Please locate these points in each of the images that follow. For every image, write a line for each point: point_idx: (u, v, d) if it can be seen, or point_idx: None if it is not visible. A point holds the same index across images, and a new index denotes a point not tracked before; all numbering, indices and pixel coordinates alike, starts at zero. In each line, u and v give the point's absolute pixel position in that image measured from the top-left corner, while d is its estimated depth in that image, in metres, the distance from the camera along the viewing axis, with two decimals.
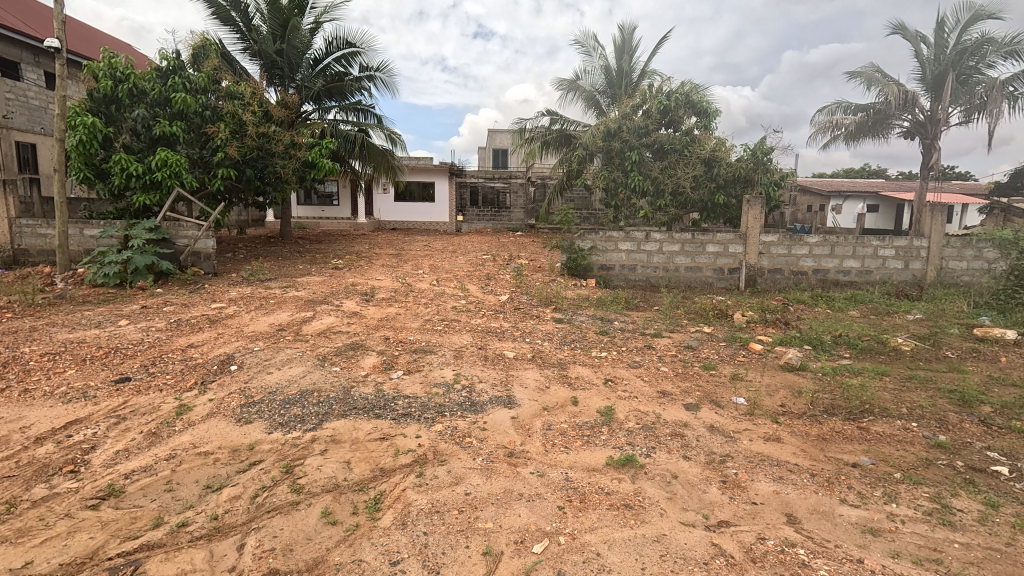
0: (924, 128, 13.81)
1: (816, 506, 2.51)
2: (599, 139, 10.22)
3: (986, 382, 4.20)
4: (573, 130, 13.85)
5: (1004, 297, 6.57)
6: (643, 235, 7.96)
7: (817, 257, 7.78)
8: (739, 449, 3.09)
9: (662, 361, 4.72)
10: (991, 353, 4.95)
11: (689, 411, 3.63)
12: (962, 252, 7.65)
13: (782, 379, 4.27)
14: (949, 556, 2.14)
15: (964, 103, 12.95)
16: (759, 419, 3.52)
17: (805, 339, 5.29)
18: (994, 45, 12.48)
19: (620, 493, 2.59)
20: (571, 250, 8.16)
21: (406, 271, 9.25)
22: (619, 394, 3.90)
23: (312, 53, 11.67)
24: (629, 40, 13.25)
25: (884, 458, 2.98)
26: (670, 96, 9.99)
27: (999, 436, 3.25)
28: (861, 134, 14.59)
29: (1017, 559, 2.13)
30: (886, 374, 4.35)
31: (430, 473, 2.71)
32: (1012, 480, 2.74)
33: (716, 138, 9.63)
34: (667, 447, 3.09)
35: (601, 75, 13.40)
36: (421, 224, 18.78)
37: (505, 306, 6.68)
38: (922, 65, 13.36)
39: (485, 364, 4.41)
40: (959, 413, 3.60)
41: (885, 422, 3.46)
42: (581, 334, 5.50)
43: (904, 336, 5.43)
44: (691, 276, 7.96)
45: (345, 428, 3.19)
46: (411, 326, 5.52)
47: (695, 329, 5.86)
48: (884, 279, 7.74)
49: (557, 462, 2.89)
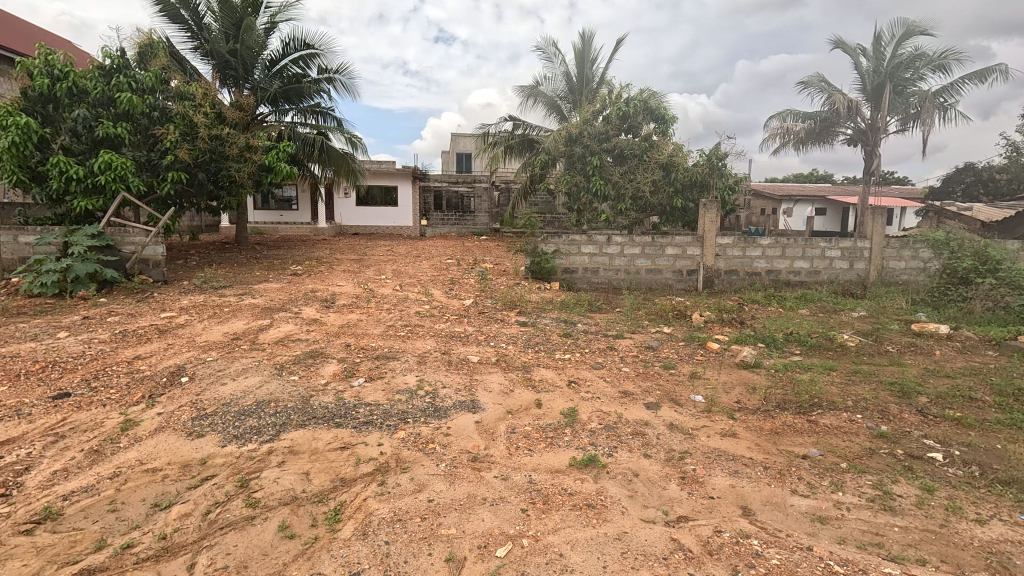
0: (865, 136, 14.56)
1: (769, 497, 2.61)
2: (562, 143, 10.39)
3: (923, 374, 4.48)
4: (535, 135, 13.97)
5: (938, 294, 7.03)
6: (605, 238, 8.09)
7: (770, 258, 8.11)
8: (697, 445, 3.18)
9: (624, 362, 4.81)
10: (927, 347, 5.29)
11: (650, 410, 3.72)
12: (901, 252, 8.13)
13: (738, 376, 4.43)
14: (889, 540, 2.27)
15: (900, 113, 13.81)
16: (716, 415, 3.63)
17: (759, 337, 5.49)
18: (926, 59, 13.31)
19: (583, 493, 2.62)
20: (535, 254, 8.21)
21: (369, 276, 9.10)
22: (583, 395, 3.96)
23: (267, 54, 11.37)
24: (589, 48, 13.39)
25: (832, 449, 3.13)
26: (629, 103, 10.20)
27: (934, 425, 3.47)
28: (810, 141, 15.27)
29: (950, 538, 2.27)
30: (833, 369, 4.56)
31: (392, 481, 2.68)
32: (945, 465, 2.94)
33: (674, 144, 9.91)
34: (628, 446, 3.15)
35: (562, 81, 13.59)
36: (385, 228, 18.54)
37: (469, 310, 6.68)
38: (862, 76, 14.08)
39: (449, 369, 4.37)
40: (899, 403, 3.82)
41: (833, 414, 3.63)
42: (544, 336, 5.54)
43: (850, 333, 5.71)
44: (651, 278, 8.15)
45: (304, 438, 3.11)
46: (373, 332, 5.43)
47: (655, 329, 6.01)
48: (832, 278, 8.15)
49: (520, 465, 2.90)
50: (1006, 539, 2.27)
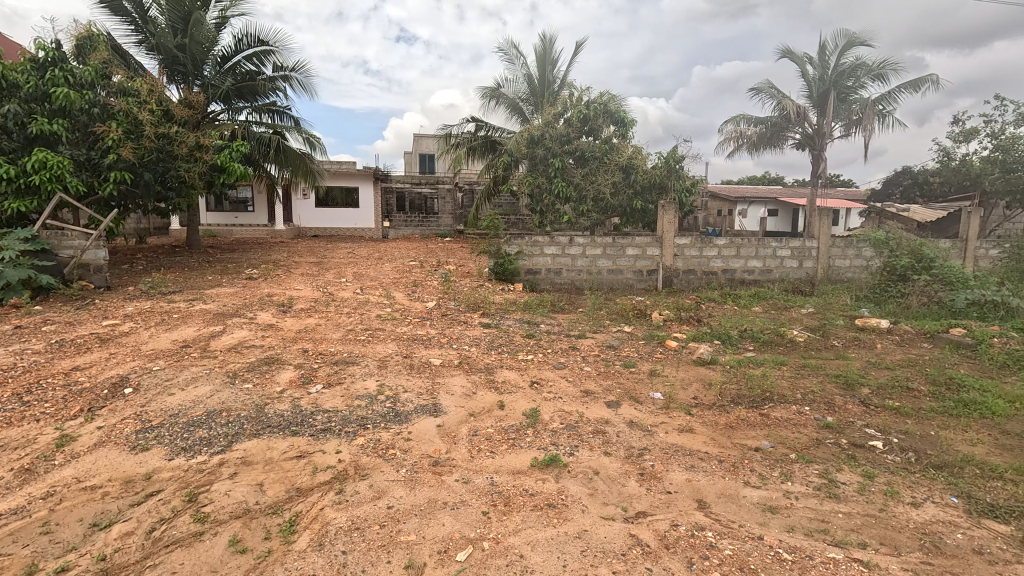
0: (812, 140, 15.25)
1: (723, 490, 2.70)
2: (524, 145, 10.44)
3: (866, 366, 4.73)
4: (497, 137, 13.98)
5: (879, 290, 7.44)
6: (567, 239, 8.18)
7: (726, 258, 8.39)
8: (656, 441, 3.26)
9: (585, 361, 4.87)
10: (869, 341, 5.58)
11: (610, 408, 3.78)
12: (846, 251, 8.55)
13: (695, 372, 4.56)
14: (834, 526, 2.38)
15: (843, 119, 14.53)
16: (674, 412, 3.73)
17: (715, 334, 5.67)
18: (866, 68, 14.05)
19: (544, 493, 2.64)
20: (498, 255, 8.21)
21: (328, 279, 8.89)
22: (545, 395, 3.98)
23: (219, 50, 10.95)
24: (549, 50, 13.51)
25: (782, 441, 3.25)
26: (589, 106, 10.35)
27: (875, 415, 3.66)
28: (762, 145, 15.88)
29: (888, 522, 2.41)
30: (784, 363, 4.76)
31: (351, 489, 2.62)
32: (885, 452, 3.11)
33: (633, 146, 10.12)
34: (589, 444, 3.19)
35: (524, 83, 13.65)
36: (346, 230, 18.17)
37: (432, 312, 6.61)
38: (809, 83, 14.74)
39: (411, 373, 4.32)
40: (843, 395, 4.02)
41: (783, 407, 3.79)
42: (507, 338, 5.55)
43: (799, 328, 5.97)
44: (613, 278, 8.29)
45: (258, 448, 3.00)
46: (332, 336, 5.30)
47: (616, 329, 6.11)
48: (783, 277, 8.50)
49: (482, 468, 2.89)
50: (938, 520, 2.42)
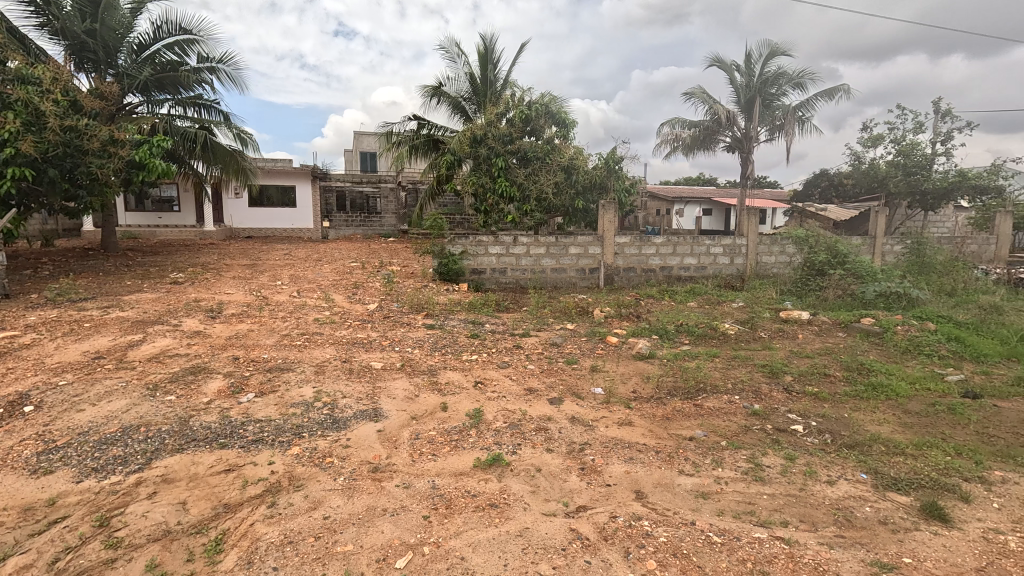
0: (741, 144, 16.13)
1: (659, 479, 2.79)
2: (467, 145, 10.40)
3: (789, 355, 5.06)
4: (440, 136, 13.83)
5: (801, 284, 7.98)
6: (511, 238, 8.21)
7: (663, 256, 8.72)
8: (596, 436, 3.33)
9: (529, 359, 4.91)
10: (792, 331, 5.98)
11: (553, 405, 3.83)
12: (772, 248, 9.11)
13: (634, 367, 4.70)
14: (759, 507, 2.52)
15: (768, 124, 15.47)
16: (614, 406, 3.83)
17: (653, 329, 5.88)
18: (788, 76, 15.01)
19: (487, 493, 2.63)
20: (442, 255, 8.12)
21: (262, 282, 8.47)
22: (488, 395, 3.98)
23: (135, 37, 10.16)
24: (491, 50, 13.50)
25: (713, 429, 3.42)
26: (531, 107, 10.43)
27: (796, 400, 3.92)
28: (695, 147, 16.62)
29: (807, 500, 2.58)
30: (716, 355, 5.01)
31: (284, 501, 2.50)
32: (805, 435, 3.33)
33: (574, 147, 10.31)
34: (532, 442, 3.22)
35: (466, 82, 13.58)
36: (282, 231, 17.41)
37: (374, 314, 6.44)
38: (737, 89, 15.57)
39: (350, 378, 4.18)
40: (769, 383, 4.28)
41: (715, 397, 3.98)
42: (451, 338, 5.50)
43: (730, 322, 6.30)
44: (557, 276, 8.41)
45: (181, 464, 2.81)
46: (266, 342, 5.05)
47: (560, 326, 6.20)
48: (716, 273, 8.94)
49: (423, 471, 2.84)
50: (850, 496, 2.62)
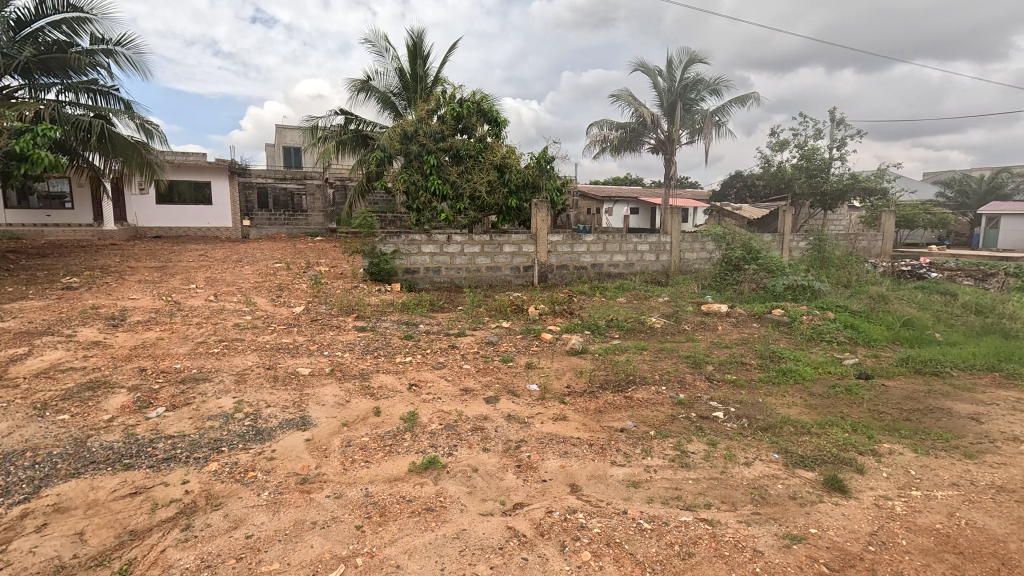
0: (664, 146, 16.93)
1: (593, 472, 2.87)
2: (397, 141, 10.16)
3: (710, 346, 5.38)
4: (369, 131, 13.40)
5: (719, 279, 8.51)
6: (444, 237, 8.12)
7: (594, 254, 8.98)
8: (532, 432, 3.37)
9: (464, 359, 4.87)
10: (712, 324, 6.36)
11: (488, 404, 3.82)
12: (693, 245, 9.65)
13: (568, 362, 4.81)
14: (686, 492, 2.66)
15: (689, 127, 16.34)
16: (549, 402, 3.89)
17: (585, 325, 6.04)
18: (705, 83, 15.94)
19: (422, 497, 2.58)
20: (373, 255, 7.88)
21: (174, 286, 7.81)
22: (423, 397, 3.90)
23: (13, 12, 9.01)
24: (421, 46, 13.26)
25: (643, 420, 3.56)
26: (462, 104, 10.35)
27: (717, 388, 4.18)
28: (623, 148, 17.25)
29: (728, 482, 2.76)
30: (644, 348, 5.23)
31: (200, 523, 2.32)
32: (725, 421, 3.56)
33: (506, 146, 10.36)
34: (468, 442, 3.20)
35: (396, 77, 13.26)
36: (196, 230, 16.25)
37: (300, 318, 6.13)
38: (660, 94, 16.32)
39: (275, 386, 3.94)
40: (693, 373, 4.53)
41: (644, 388, 4.15)
42: (384, 340, 5.35)
43: (657, 316, 6.60)
44: (491, 275, 8.42)
45: (77, 491, 2.52)
46: (179, 351, 4.66)
47: (495, 325, 6.22)
48: (643, 269, 9.34)
49: (356, 480, 2.74)
50: (765, 475, 2.83)
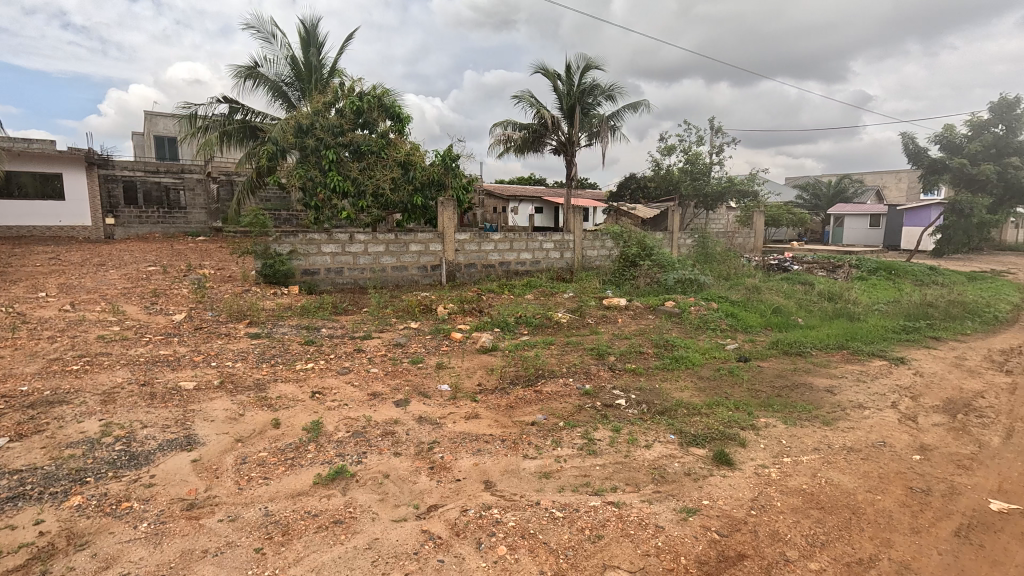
0: (565, 147, 17.57)
1: (505, 466, 2.91)
2: (291, 134, 9.52)
3: (612, 338, 5.69)
4: (258, 122, 12.40)
5: (618, 275, 9.02)
6: (346, 236, 7.75)
7: (501, 252, 9.09)
8: (445, 432, 3.33)
9: (371, 363, 4.70)
10: (614, 317, 6.73)
11: (398, 407, 3.72)
12: (594, 243, 10.13)
13: (478, 360, 4.82)
14: (594, 478, 2.79)
15: (587, 130, 17.10)
16: (461, 401, 3.87)
17: (495, 322, 6.09)
18: (601, 89, 16.77)
19: (330, 510, 2.44)
20: (267, 255, 7.27)
21: (16, 295, 6.65)
22: (328, 405, 3.70)
23: None
24: (315, 34, 12.52)
25: (552, 412, 3.68)
26: (362, 98, 9.92)
27: (619, 377, 4.43)
28: (526, 148, 17.62)
29: (631, 464, 2.94)
30: (552, 343, 5.40)
31: (61, 568, 2.00)
32: (627, 407, 3.79)
33: (410, 143, 10.13)
34: (378, 448, 3.09)
35: (287, 66, 12.39)
36: (46, 229, 14.08)
37: (182, 326, 5.52)
38: (560, 97, 16.89)
39: (153, 404, 3.51)
40: (597, 364, 4.76)
41: (553, 381, 4.29)
42: (282, 347, 4.99)
43: (563, 311, 6.85)
44: (397, 275, 8.20)
45: None
46: (26, 371, 3.98)
47: (403, 326, 6.06)
48: (549, 266, 9.64)
49: (253, 499, 2.53)
50: (663, 455, 3.05)
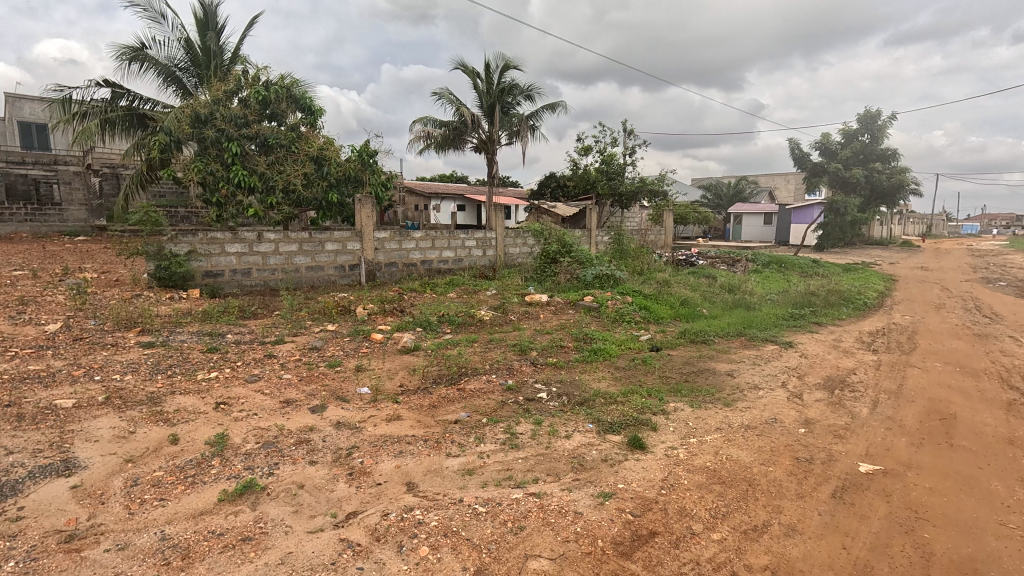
0: (486, 146, 17.62)
1: (428, 467, 2.87)
2: (187, 124, 8.72)
3: (534, 333, 5.81)
4: (147, 110, 11.24)
5: (540, 271, 9.21)
6: (254, 235, 7.26)
7: (423, 250, 8.95)
8: (364, 437, 3.23)
9: (284, 368, 4.44)
10: (535, 313, 6.87)
11: (314, 413, 3.55)
12: (516, 240, 10.27)
13: (400, 361, 4.72)
14: (516, 471, 2.84)
15: (507, 129, 17.26)
16: (381, 403, 3.77)
17: (417, 322, 5.98)
18: (520, 89, 16.98)
19: (237, 528, 2.28)
20: (161, 257, 6.60)
21: None
22: (234, 416, 3.44)
23: None
24: (213, 17, 11.57)
25: (475, 409, 3.69)
26: (269, 87, 9.32)
27: (541, 371, 4.54)
28: (447, 146, 17.46)
29: (552, 455, 3.02)
30: (475, 340, 5.41)
31: None
32: (548, 400, 3.89)
33: (323, 137, 9.67)
34: (292, 458, 2.93)
35: (181, 49, 11.34)
36: None
37: (57, 337, 4.89)
38: (479, 95, 16.89)
39: (20, 427, 3.08)
40: (520, 360, 4.83)
41: (476, 378, 4.30)
42: (181, 356, 4.58)
43: (485, 308, 6.88)
44: (312, 275, 7.82)
45: None
46: None
47: (319, 328, 5.79)
48: (472, 264, 9.65)
49: (147, 523, 2.30)
50: (582, 444, 3.16)
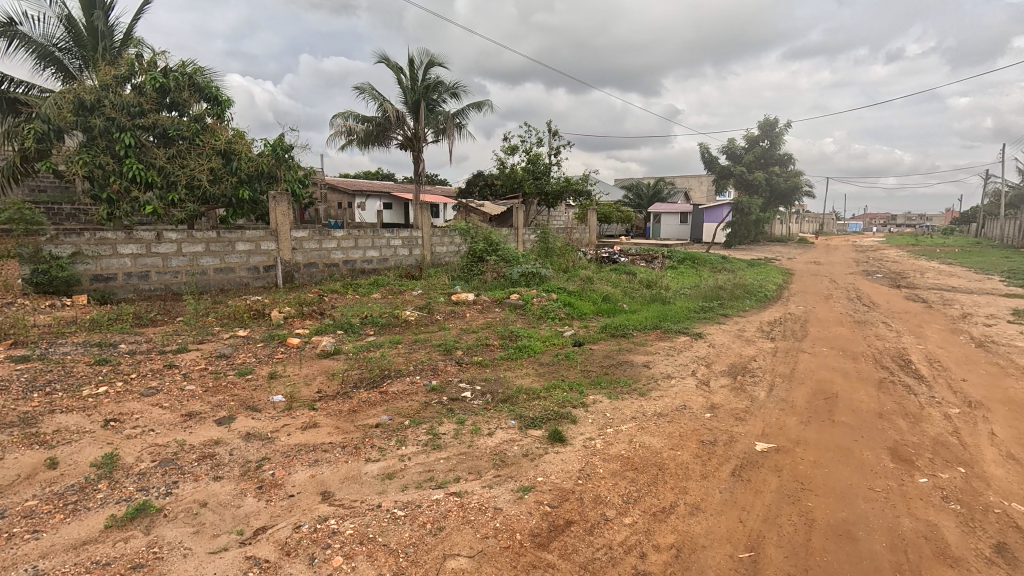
0: (411, 142, 17.28)
1: (345, 474, 2.79)
2: (69, 111, 7.80)
3: (459, 332, 5.80)
4: (19, 93, 9.93)
5: (467, 270, 9.19)
6: (152, 235, 6.65)
7: (345, 250, 8.64)
8: (276, 447, 3.07)
9: (187, 379, 4.11)
10: (462, 312, 6.85)
11: (221, 426, 3.32)
12: (443, 239, 10.18)
13: (319, 366, 4.53)
14: (438, 471, 2.82)
15: (433, 126, 17.03)
16: (297, 411, 3.60)
17: (338, 325, 5.76)
18: (445, 86, 16.80)
19: (126, 555, 2.09)
20: (36, 260, 5.85)
21: None
22: (127, 433, 3.14)
23: None
24: None
25: (397, 412, 3.62)
26: (167, 74, 8.55)
27: (466, 370, 4.54)
28: (370, 142, 16.93)
29: (474, 454, 3.03)
30: (399, 342, 5.30)
31: None
32: (472, 399, 3.90)
33: (232, 130, 9.04)
34: (193, 475, 2.72)
35: (61, 28, 10.14)
36: None
37: None
38: (403, 91, 16.53)
39: None
40: (445, 360, 4.80)
41: (399, 380, 4.22)
42: (62, 371, 4.10)
43: (411, 309, 6.77)
44: (222, 277, 7.31)
45: None
46: None
47: (229, 335, 5.42)
48: (398, 264, 9.44)
49: (15, 560, 2.04)
50: (504, 441, 3.20)
